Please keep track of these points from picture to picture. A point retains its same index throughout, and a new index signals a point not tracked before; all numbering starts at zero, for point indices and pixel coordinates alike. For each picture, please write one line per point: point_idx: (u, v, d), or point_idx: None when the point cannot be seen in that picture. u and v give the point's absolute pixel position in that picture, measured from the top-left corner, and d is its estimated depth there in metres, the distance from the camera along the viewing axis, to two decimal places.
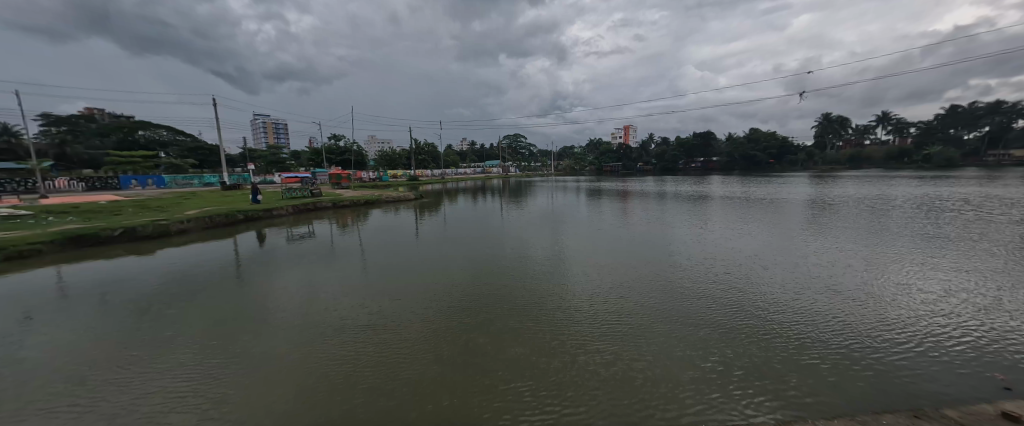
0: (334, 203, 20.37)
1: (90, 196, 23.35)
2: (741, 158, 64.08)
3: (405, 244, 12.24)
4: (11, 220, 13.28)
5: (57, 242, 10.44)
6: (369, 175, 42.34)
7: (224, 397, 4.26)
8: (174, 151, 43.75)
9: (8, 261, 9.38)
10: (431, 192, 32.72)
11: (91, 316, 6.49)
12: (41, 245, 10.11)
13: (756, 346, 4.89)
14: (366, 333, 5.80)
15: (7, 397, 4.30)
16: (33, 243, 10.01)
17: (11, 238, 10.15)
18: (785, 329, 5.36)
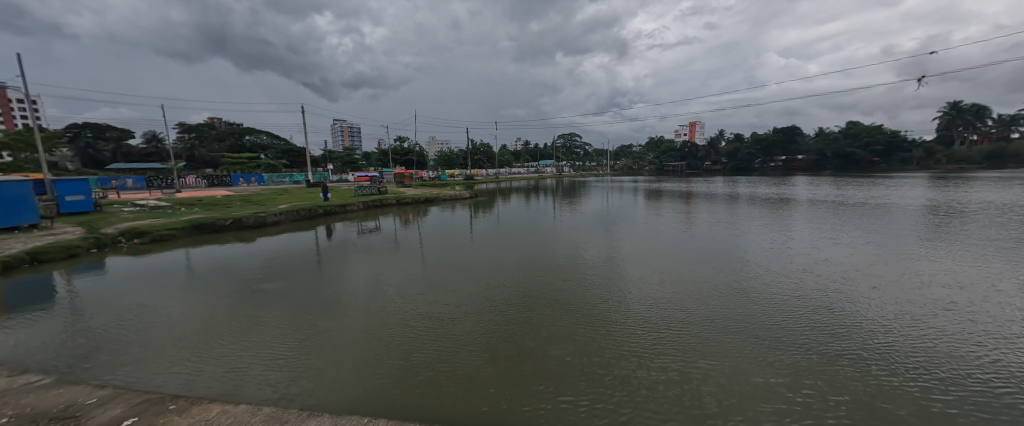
0: (399, 200, 21.76)
1: (209, 191, 27.57)
2: (835, 156, 56.59)
3: (461, 241, 12.76)
4: (154, 210, 16.16)
5: (187, 228, 12.47)
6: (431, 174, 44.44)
7: (304, 376, 4.72)
8: (272, 153, 49.91)
9: (154, 243, 11.42)
10: (487, 191, 33.60)
11: (204, 292, 7.65)
12: (176, 230, 12.19)
13: (860, 380, 4.33)
14: (425, 324, 6.16)
15: (146, 356, 5.19)
16: (172, 229, 12.09)
17: (156, 224, 12.35)
18: (898, 362, 4.67)
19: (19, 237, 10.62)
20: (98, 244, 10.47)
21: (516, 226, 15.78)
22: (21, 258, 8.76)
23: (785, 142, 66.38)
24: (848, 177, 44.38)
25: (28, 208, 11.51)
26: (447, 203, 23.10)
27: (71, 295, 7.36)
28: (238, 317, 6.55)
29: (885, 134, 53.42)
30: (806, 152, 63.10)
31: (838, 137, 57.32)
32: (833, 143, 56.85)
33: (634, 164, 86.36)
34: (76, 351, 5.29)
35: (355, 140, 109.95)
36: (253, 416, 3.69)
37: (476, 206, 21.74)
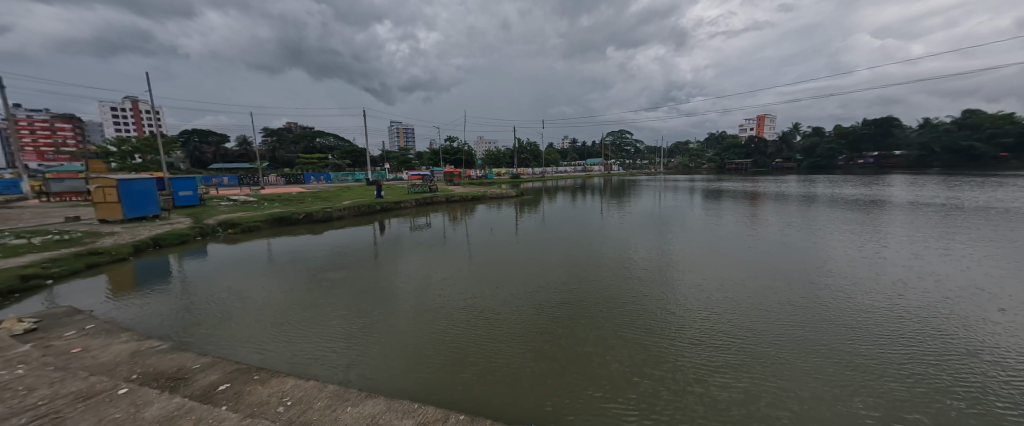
0: (448, 198, 22.52)
1: (284, 188, 30.40)
2: (946, 152, 47.81)
3: (508, 239, 12.96)
4: (242, 204, 18.18)
5: (269, 221, 13.89)
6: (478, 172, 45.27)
7: (363, 361, 5.08)
8: (337, 154, 53.76)
9: (244, 233, 12.87)
10: (532, 189, 33.70)
11: (278, 278, 8.50)
12: (261, 222, 13.62)
13: (965, 417, 3.84)
14: (472, 319, 6.39)
15: (233, 333, 5.86)
16: (256, 221, 13.52)
17: (245, 217, 13.88)
18: (1013, 398, 4.09)
19: (144, 225, 12.48)
20: (201, 233, 12.00)
21: (563, 225, 15.74)
22: (146, 243, 10.28)
23: (880, 135, 57.92)
24: (956, 177, 38.40)
25: (152, 201, 13.47)
26: (494, 201, 23.54)
27: (177, 275, 8.52)
28: (306, 302, 7.22)
29: (1022, 124, 42.82)
30: (906, 146, 54.77)
31: (950, 129, 48.74)
32: (945, 136, 48.06)
33: (692, 162, 81.34)
34: (182, 324, 6.15)
35: (409, 141, 115.07)
36: (321, 393, 4.07)
37: (521, 205, 21.92)
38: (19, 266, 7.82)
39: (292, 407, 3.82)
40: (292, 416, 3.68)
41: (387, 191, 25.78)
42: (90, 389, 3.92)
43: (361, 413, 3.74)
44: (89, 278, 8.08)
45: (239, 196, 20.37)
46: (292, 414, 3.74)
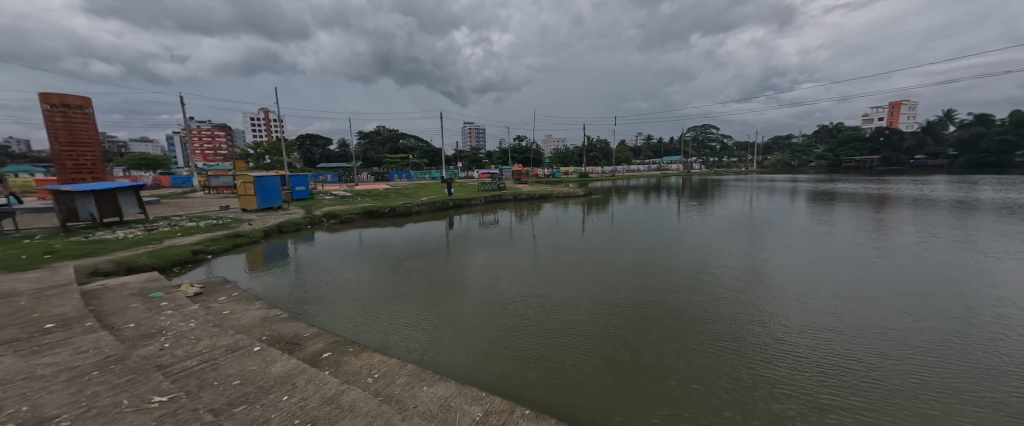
0: (516, 196, 22.88)
1: (373, 184, 33.56)
2: None
3: (575, 239, 12.81)
4: (339, 198, 20.51)
5: (362, 214, 15.48)
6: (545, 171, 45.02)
7: (436, 348, 5.48)
8: (416, 153, 57.64)
9: (344, 223, 14.56)
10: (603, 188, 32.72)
11: (364, 265, 9.46)
12: (356, 214, 15.24)
13: None
14: (537, 316, 6.53)
15: (331, 313, 6.70)
16: (351, 213, 15.16)
17: (342, 209, 15.66)
18: None
19: (269, 214, 14.78)
20: (311, 222, 13.81)
21: (635, 227, 15.12)
22: (273, 228, 12.18)
23: None
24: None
25: (276, 195, 15.79)
26: (562, 200, 23.36)
27: (290, 256, 9.99)
28: (386, 288, 7.95)
29: None
30: None
31: None
32: None
33: (791, 159, 70.64)
34: (293, 299, 7.25)
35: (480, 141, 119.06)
36: (401, 370, 4.56)
37: (589, 205, 21.45)
38: (191, 242, 9.80)
39: (379, 380, 4.39)
40: (378, 388, 4.23)
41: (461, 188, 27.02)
42: (233, 343, 4.89)
43: (435, 393, 4.09)
44: (233, 255, 9.83)
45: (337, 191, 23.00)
46: (378, 385, 4.30)
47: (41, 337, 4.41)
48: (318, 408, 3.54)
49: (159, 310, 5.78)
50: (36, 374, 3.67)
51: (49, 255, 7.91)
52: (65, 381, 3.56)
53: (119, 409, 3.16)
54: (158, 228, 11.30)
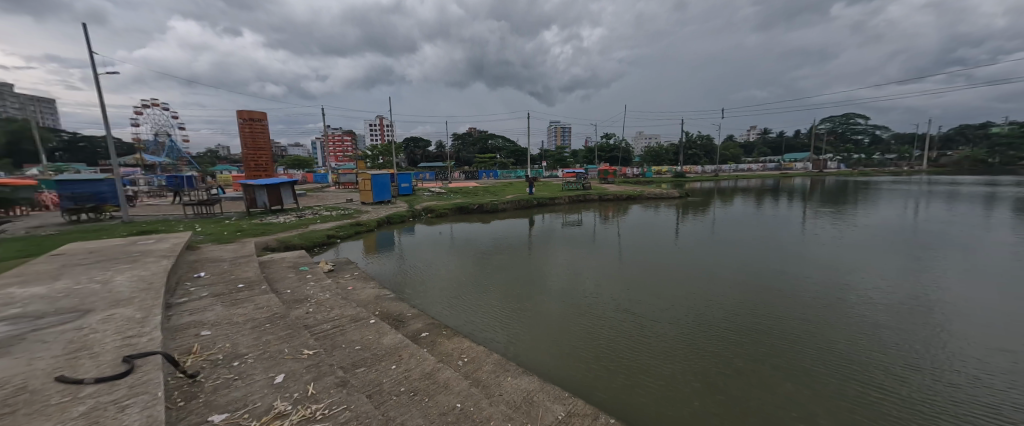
0: (602, 197, 22.18)
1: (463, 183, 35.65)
2: None
3: (665, 244, 12.03)
4: (434, 194, 22.23)
5: (452, 209, 16.57)
6: (633, 171, 42.66)
7: (518, 341, 5.73)
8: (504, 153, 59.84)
9: (438, 217, 15.80)
10: (702, 190, 29.83)
11: (453, 256, 10.20)
12: (448, 210, 16.39)
13: None
14: (621, 322, 6.36)
15: (425, 299, 7.38)
16: (446, 208, 16.39)
17: (436, 205, 16.97)
18: None
19: (378, 206, 16.76)
20: (413, 215, 15.30)
21: (737, 234, 13.59)
22: (383, 219, 13.78)
23: None
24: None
25: (387, 191, 17.82)
26: (651, 201, 21.97)
27: (396, 244, 11.25)
28: (473, 280, 8.47)
29: None
30: None
31: None
32: None
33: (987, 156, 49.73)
34: (396, 281, 8.19)
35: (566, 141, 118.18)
36: (488, 358, 4.93)
37: (685, 207, 19.77)
38: (328, 228, 11.62)
39: (466, 363, 4.84)
40: (467, 371, 4.64)
41: (546, 188, 27.15)
42: (355, 315, 5.82)
43: (518, 385, 4.27)
44: (357, 240, 11.38)
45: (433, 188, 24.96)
46: (466, 369, 4.73)
47: (230, 293, 5.81)
48: (420, 380, 4.04)
49: (304, 280, 7.09)
50: (229, 322, 4.90)
51: (240, 233, 10.13)
52: (246, 329, 4.71)
53: (279, 356, 4.04)
54: (306, 215, 13.65)
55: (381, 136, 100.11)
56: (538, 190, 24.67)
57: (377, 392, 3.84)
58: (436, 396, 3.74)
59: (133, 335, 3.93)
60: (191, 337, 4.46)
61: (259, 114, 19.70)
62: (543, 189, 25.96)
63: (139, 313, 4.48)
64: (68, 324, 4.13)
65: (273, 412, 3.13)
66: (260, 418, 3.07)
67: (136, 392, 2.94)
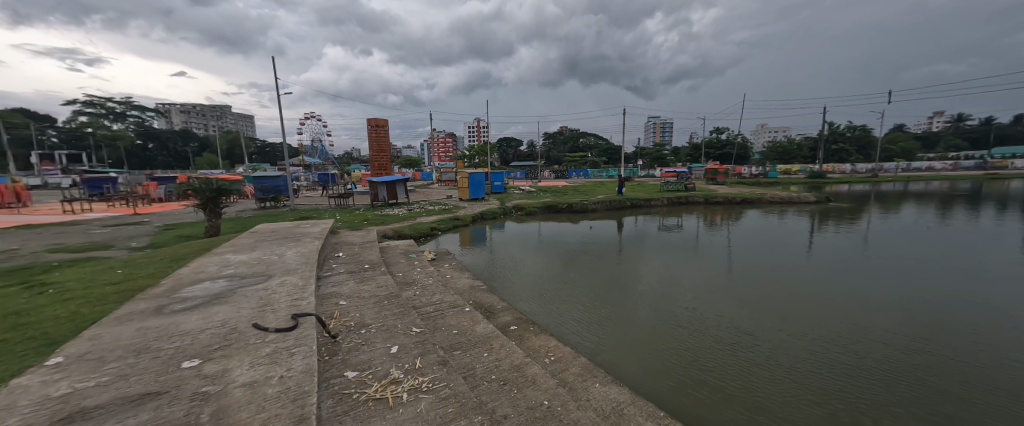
0: (709, 198, 19.98)
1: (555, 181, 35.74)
2: None
3: (784, 257, 10.58)
4: (525, 192, 22.97)
5: (542, 208, 16.99)
6: (751, 170, 36.60)
7: (607, 350, 5.90)
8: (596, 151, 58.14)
9: (528, 215, 16.42)
10: (850, 193, 24.38)
11: (542, 253, 10.71)
12: (538, 208, 16.88)
13: None
14: (716, 344, 6.12)
15: (515, 293, 7.97)
16: (535, 207, 16.92)
17: (527, 203, 17.61)
18: None
19: (474, 203, 18.17)
20: (504, 211, 16.21)
21: (888, 251, 11.04)
22: (477, 215, 14.99)
23: None
24: None
25: (482, 189, 19.21)
26: (773, 206, 18.96)
27: (488, 239, 12.24)
28: (561, 278, 8.87)
29: None
30: None
31: None
32: None
33: None
34: (487, 273, 9.05)
35: (670, 134, 108.23)
36: (575, 361, 5.41)
37: (819, 214, 16.56)
38: (431, 221, 13.20)
39: (553, 362, 5.37)
40: (554, 370, 5.18)
41: (643, 188, 25.58)
42: (453, 302, 6.71)
43: (608, 395, 4.61)
44: (453, 233, 12.69)
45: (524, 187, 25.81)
46: (554, 367, 5.28)
47: (359, 271, 7.28)
48: (508, 371, 4.60)
49: (412, 266, 8.38)
50: (359, 295, 6.21)
51: (365, 222, 12.27)
52: (371, 303, 5.94)
53: (394, 330, 5.06)
54: (413, 209, 15.64)
55: (482, 136, 106.52)
56: (632, 191, 23.44)
57: (470, 375, 4.52)
58: (524, 389, 4.18)
59: (299, 299, 5.39)
60: (333, 304, 5.82)
61: (382, 120, 24.74)
62: (639, 189, 24.54)
63: (302, 280, 6.07)
64: (262, 284, 5.87)
65: (390, 377, 3.92)
66: (380, 380, 3.88)
67: (299, 343, 4.10)
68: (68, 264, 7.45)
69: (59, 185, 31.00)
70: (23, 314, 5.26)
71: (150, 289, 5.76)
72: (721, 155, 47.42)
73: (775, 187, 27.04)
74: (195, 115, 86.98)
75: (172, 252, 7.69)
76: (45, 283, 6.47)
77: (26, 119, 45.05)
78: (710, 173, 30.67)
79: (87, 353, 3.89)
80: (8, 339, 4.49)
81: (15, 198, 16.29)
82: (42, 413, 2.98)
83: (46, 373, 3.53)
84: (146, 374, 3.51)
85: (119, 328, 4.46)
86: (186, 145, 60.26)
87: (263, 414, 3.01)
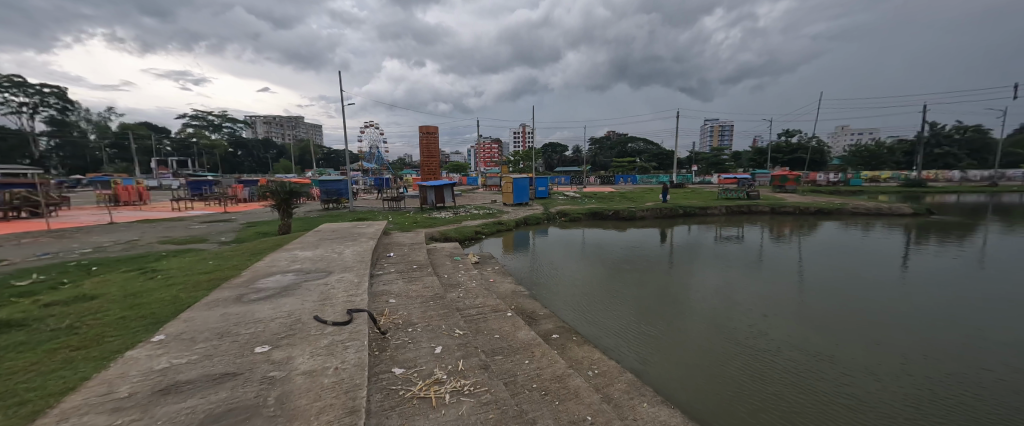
0: (775, 208, 18.20)
1: (602, 188, 34.75)
2: None
3: (868, 276, 9.28)
4: (569, 198, 22.61)
5: (586, 214, 16.66)
6: (828, 177, 32.80)
7: (653, 364, 5.68)
8: (645, 156, 55.84)
9: (573, 221, 16.17)
10: (957, 204, 20.86)
11: (587, 261, 10.40)
12: (582, 215, 16.58)
13: None
14: (786, 371, 5.49)
15: (556, 301, 7.88)
16: (580, 213, 16.65)
17: (571, 209, 17.33)
18: None
19: (518, 208, 18.28)
20: (547, 217, 16.13)
21: (1005, 273, 9.26)
22: (521, 220, 15.07)
23: None
24: None
25: (526, 194, 19.33)
26: (854, 218, 16.79)
27: (530, 244, 12.20)
28: (606, 289, 8.55)
29: None
30: None
31: None
32: None
33: None
34: (529, 279, 9.02)
35: (728, 138, 100.61)
36: (620, 377, 5.19)
37: (912, 228, 14.34)
38: (475, 225, 13.53)
39: (597, 376, 5.21)
40: (598, 383, 5.03)
41: (697, 196, 23.98)
42: (495, 306, 6.81)
43: (655, 415, 4.40)
44: (496, 238, 12.88)
45: (568, 193, 25.45)
46: (597, 381, 5.12)
47: (408, 271, 7.68)
48: (550, 381, 4.56)
49: (456, 268, 8.67)
50: (407, 294, 6.55)
51: (414, 224, 12.89)
52: (417, 303, 6.23)
53: (438, 331, 5.26)
54: (458, 213, 16.10)
55: (528, 142, 107.41)
56: (685, 198, 22.10)
57: (512, 382, 4.53)
58: (565, 402, 4.11)
59: (354, 294, 5.81)
60: (384, 301, 6.20)
61: (432, 127, 26.15)
62: (693, 197, 23.04)
63: (357, 277, 6.55)
64: (322, 279, 6.42)
65: (433, 377, 4.05)
66: (424, 379, 4.03)
67: (352, 337, 4.41)
68: (173, 254, 8.73)
69: (168, 188, 36.35)
70: (139, 296, 6.25)
71: (233, 279, 6.58)
72: (792, 159, 43.06)
73: (859, 196, 23.87)
74: (276, 126, 97.50)
75: (252, 247, 8.69)
76: (156, 270, 7.63)
77: (148, 131, 53.57)
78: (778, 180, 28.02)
79: (182, 333, 4.53)
80: (126, 317, 5.37)
81: (138, 197, 19.49)
82: (147, 382, 3.51)
83: (150, 348, 4.15)
84: (226, 355, 4.00)
85: (208, 312, 5.14)
86: (267, 152, 67.66)
87: (319, 401, 3.24)
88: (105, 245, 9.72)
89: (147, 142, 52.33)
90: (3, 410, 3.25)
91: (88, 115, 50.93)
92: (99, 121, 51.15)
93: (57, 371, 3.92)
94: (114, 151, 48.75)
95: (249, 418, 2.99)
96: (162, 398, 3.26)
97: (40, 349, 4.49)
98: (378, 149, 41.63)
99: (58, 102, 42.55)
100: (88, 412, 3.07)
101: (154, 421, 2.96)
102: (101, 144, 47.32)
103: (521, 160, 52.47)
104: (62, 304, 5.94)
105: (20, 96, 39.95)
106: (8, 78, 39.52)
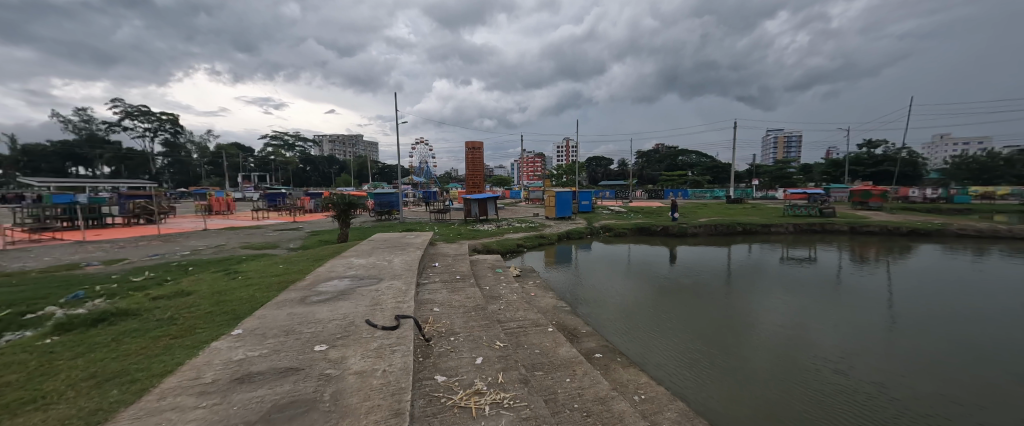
0: (852, 225, 16.23)
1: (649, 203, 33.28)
2: None
3: (983, 310, 7.73)
4: (614, 213, 21.96)
5: (632, 229, 16.08)
6: (923, 192, 28.17)
7: (709, 387, 5.34)
8: (698, 169, 52.64)
9: (618, 236, 15.69)
10: None
11: (633, 282, 9.77)
12: (628, 229, 16.02)
13: None
14: (881, 414, 4.69)
15: (600, 320, 7.57)
16: (625, 228, 16.10)
17: (617, 224, 16.82)
18: None
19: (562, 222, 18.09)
20: (591, 231, 15.84)
21: None
22: (564, 235, 14.91)
23: None
24: None
25: (569, 208, 19.11)
26: (957, 240, 14.42)
27: (572, 260, 11.90)
28: (651, 310, 8.06)
29: None
30: None
31: None
32: None
33: None
34: (571, 295, 8.85)
35: (795, 150, 91.80)
36: (670, 405, 4.82)
37: None
38: (517, 238, 13.57)
39: (645, 402, 4.88)
40: (644, 409, 4.72)
41: (758, 212, 22.02)
42: (536, 321, 6.70)
43: None
44: (538, 251, 12.79)
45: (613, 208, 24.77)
46: (644, 408, 4.78)
47: (452, 281, 7.89)
48: (592, 402, 4.35)
49: (497, 280, 8.74)
50: (450, 303, 6.72)
51: (459, 235, 13.29)
52: (460, 312, 6.35)
53: (479, 341, 5.30)
54: (501, 226, 16.30)
55: (572, 155, 107.81)
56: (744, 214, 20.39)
57: (552, 400, 4.39)
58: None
59: (401, 301, 6.06)
60: (428, 309, 6.41)
61: (477, 143, 26.97)
62: (753, 213, 21.30)
63: (405, 285, 6.82)
64: (375, 286, 6.80)
65: (474, 388, 4.05)
66: (465, 388, 4.05)
67: (399, 342, 4.60)
68: (252, 258, 9.81)
69: (249, 200, 41.28)
70: (224, 293, 7.08)
71: (298, 282, 7.19)
72: (877, 172, 38.41)
73: (966, 216, 20.32)
74: (340, 144, 106.99)
75: (315, 253, 9.50)
76: (237, 272, 8.61)
77: (237, 150, 61.37)
78: (859, 196, 24.84)
79: (256, 328, 5.03)
80: (214, 311, 6.10)
81: (226, 207, 22.24)
82: (226, 370, 3.92)
83: (231, 340, 4.66)
84: (290, 351, 4.35)
85: (277, 311, 5.66)
86: (332, 167, 73.88)
87: (368, 401, 3.39)
88: (199, 249, 11.21)
89: (236, 159, 59.75)
90: (120, 386, 3.80)
91: (193, 137, 59.59)
92: (201, 142, 59.64)
93: (159, 355, 4.54)
94: (210, 167, 56.25)
95: (307, 413, 3.19)
96: (239, 385, 3.62)
97: (149, 335, 5.23)
98: (426, 164, 43.67)
99: (172, 127, 50.64)
100: (181, 394, 3.48)
101: (230, 406, 3.27)
102: (201, 161, 54.92)
103: (565, 173, 52.05)
104: (166, 298, 6.90)
105: (145, 123, 48.12)
106: (137, 108, 47.90)
